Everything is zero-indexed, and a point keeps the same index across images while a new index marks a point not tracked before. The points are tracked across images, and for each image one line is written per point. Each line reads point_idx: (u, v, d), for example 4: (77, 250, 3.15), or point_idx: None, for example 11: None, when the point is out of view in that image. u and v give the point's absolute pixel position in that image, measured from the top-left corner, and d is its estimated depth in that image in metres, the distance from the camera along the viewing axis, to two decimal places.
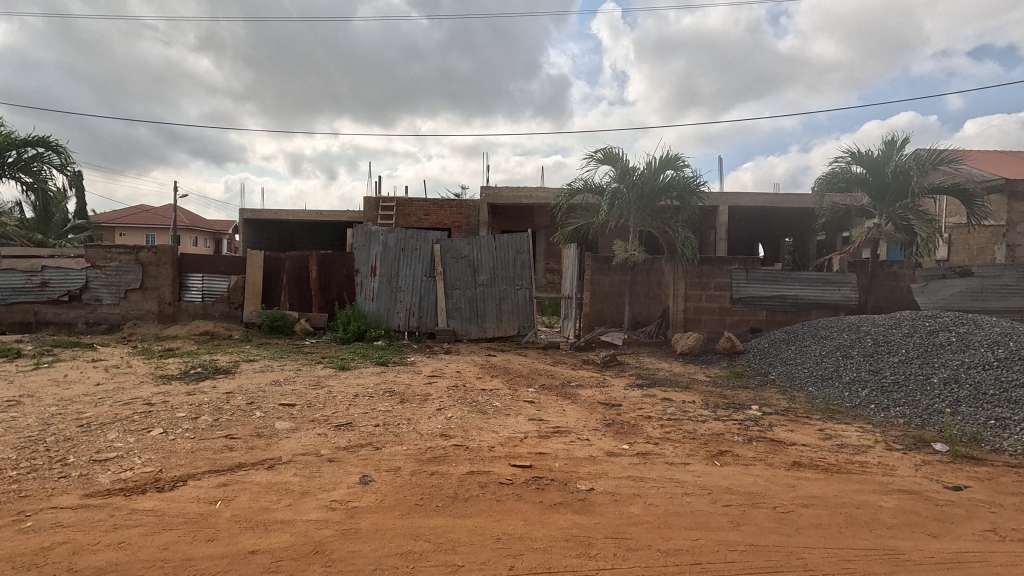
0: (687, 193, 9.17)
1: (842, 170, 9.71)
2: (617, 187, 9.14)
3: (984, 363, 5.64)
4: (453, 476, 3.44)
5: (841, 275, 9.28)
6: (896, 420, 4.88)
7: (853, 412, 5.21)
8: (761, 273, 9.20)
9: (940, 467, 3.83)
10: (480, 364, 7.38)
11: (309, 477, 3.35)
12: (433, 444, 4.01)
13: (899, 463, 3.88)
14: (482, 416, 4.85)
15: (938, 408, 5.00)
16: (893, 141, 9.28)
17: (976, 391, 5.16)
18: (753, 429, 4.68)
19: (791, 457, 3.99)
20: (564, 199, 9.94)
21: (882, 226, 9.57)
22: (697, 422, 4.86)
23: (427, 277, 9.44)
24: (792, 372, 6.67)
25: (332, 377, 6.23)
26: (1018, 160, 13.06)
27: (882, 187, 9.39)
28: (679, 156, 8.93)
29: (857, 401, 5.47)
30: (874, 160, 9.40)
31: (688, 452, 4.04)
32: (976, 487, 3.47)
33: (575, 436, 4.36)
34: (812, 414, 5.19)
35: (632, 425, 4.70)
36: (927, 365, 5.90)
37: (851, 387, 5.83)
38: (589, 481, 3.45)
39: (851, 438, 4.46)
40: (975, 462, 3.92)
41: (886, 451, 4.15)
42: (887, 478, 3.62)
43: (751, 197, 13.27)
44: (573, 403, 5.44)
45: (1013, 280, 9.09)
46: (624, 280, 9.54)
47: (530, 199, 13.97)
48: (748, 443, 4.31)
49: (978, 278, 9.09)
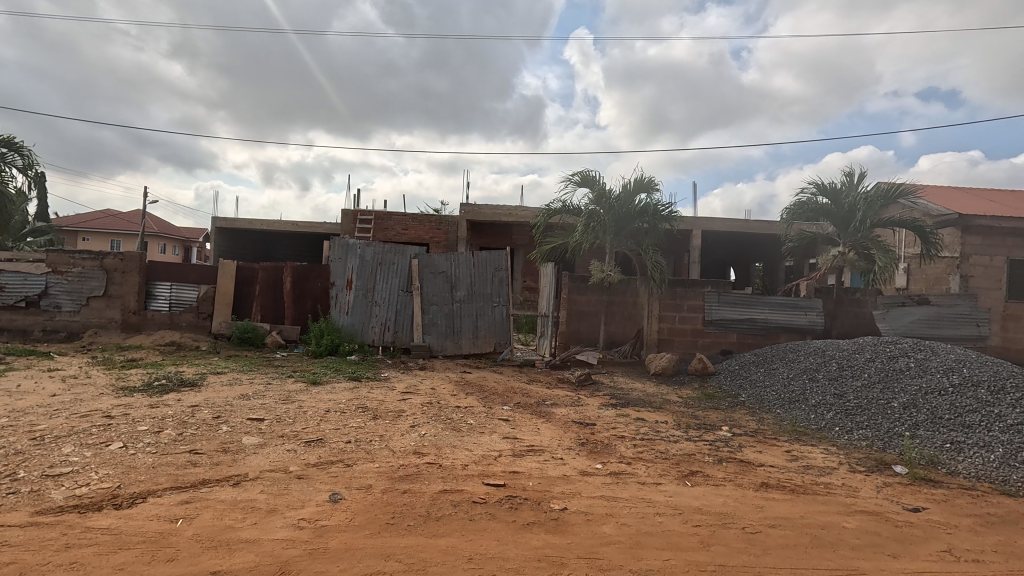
0: (660, 218, 9.37)
1: (808, 200, 10.10)
2: (594, 209, 9.32)
3: (941, 389, 5.88)
4: (426, 494, 3.39)
5: (809, 300, 9.59)
6: (859, 442, 5.04)
7: (818, 435, 5.35)
8: (732, 297, 9.44)
9: (900, 489, 3.96)
10: (455, 381, 7.32)
11: (277, 494, 3.26)
12: (406, 462, 3.95)
13: (861, 485, 4.00)
14: (456, 433, 4.80)
15: (898, 431, 5.19)
16: (854, 175, 9.74)
17: (933, 415, 5.38)
18: (723, 449, 4.77)
19: (760, 478, 4.07)
20: (542, 219, 10.05)
21: (846, 254, 9.90)
22: (669, 442, 4.92)
23: (404, 291, 9.39)
24: (760, 395, 6.80)
25: (302, 392, 6.08)
26: (968, 196, 13.77)
27: (845, 218, 9.80)
28: (651, 179, 9.16)
29: (822, 424, 5.62)
30: (837, 193, 9.84)
31: (660, 472, 4.09)
32: (933, 509, 3.60)
33: (548, 455, 4.36)
34: (780, 436, 5.31)
35: (605, 445, 4.74)
36: (888, 390, 6.11)
37: (817, 410, 5.99)
38: (561, 500, 3.45)
39: (816, 459, 4.59)
40: (932, 484, 4.07)
41: (849, 472, 4.28)
42: (851, 499, 3.72)
43: (725, 222, 13.62)
44: (548, 422, 5.44)
45: (966, 309, 9.58)
46: (600, 300, 9.63)
47: (509, 217, 14.12)
48: (719, 463, 4.38)
49: (935, 307, 9.56)
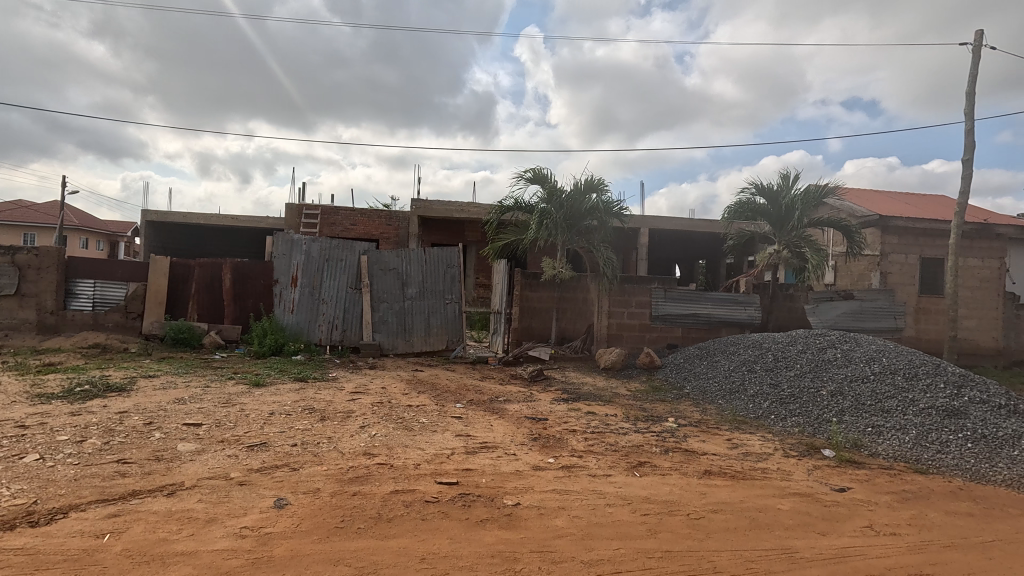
0: (609, 216, 9.58)
1: (747, 200, 10.62)
2: (546, 207, 9.42)
3: (863, 377, 6.36)
4: (377, 496, 3.32)
5: (748, 296, 10.11)
6: (792, 429, 5.37)
7: (756, 423, 5.66)
8: (678, 293, 9.78)
9: (828, 471, 4.25)
10: (407, 379, 7.20)
11: (217, 503, 3.10)
12: (356, 463, 3.85)
13: (794, 469, 4.26)
14: (408, 433, 4.73)
15: (826, 417, 5.57)
16: (789, 177, 10.32)
17: (857, 401, 5.81)
18: (669, 440, 4.95)
19: (704, 466, 4.26)
20: (494, 216, 10.05)
21: (781, 252, 10.49)
22: (618, 434, 5.05)
23: (352, 289, 9.13)
24: (703, 386, 7.11)
25: (244, 395, 5.80)
26: (887, 199, 14.91)
27: (781, 218, 10.37)
28: (601, 179, 9.34)
29: (759, 412, 5.94)
30: (773, 194, 10.39)
31: (610, 464, 4.19)
32: (857, 488, 3.89)
33: (501, 452, 4.37)
34: (721, 425, 5.57)
35: (557, 439, 4.81)
36: (817, 379, 6.54)
37: (755, 399, 6.33)
38: (514, 496, 3.47)
39: (754, 446, 4.85)
40: (855, 465, 4.40)
41: (783, 457, 4.55)
42: (785, 482, 3.96)
43: (671, 221, 14.11)
44: (501, 418, 5.45)
45: (885, 303, 10.41)
46: (551, 297, 9.79)
47: (461, 213, 14.02)
48: (666, 453, 4.54)
49: (858, 301, 10.33)
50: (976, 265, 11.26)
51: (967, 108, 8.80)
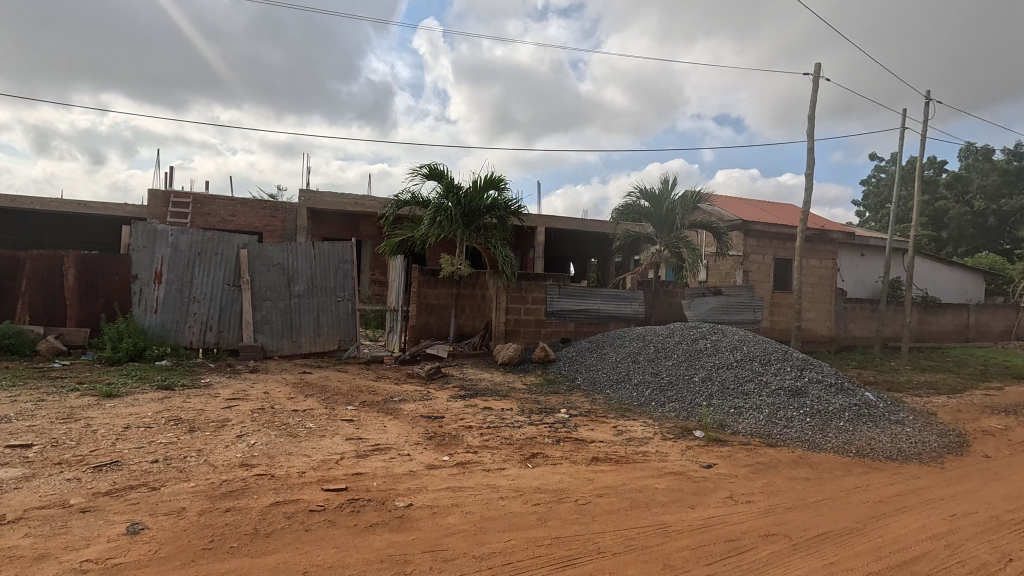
0: (507, 214, 9.68)
1: (633, 203, 11.39)
2: (444, 202, 9.32)
3: (728, 364, 7.14)
4: (254, 509, 3.07)
5: (634, 292, 10.86)
6: (670, 413, 5.88)
7: (639, 409, 6.11)
8: (571, 289, 10.22)
9: (698, 450, 4.71)
10: (293, 383, 6.74)
11: (51, 536, 2.65)
12: (230, 477, 3.52)
13: (670, 450, 4.66)
14: (293, 439, 4.43)
15: (698, 401, 6.17)
16: (668, 183, 11.23)
17: (723, 386, 6.51)
18: (560, 430, 5.16)
19: (591, 453, 4.50)
20: (390, 210, 9.73)
21: (662, 251, 11.40)
22: (513, 428, 5.16)
23: (230, 286, 8.33)
24: (594, 378, 7.51)
25: (91, 408, 5.04)
26: (748, 206, 16.84)
27: (661, 220, 11.26)
28: (501, 178, 9.46)
29: (642, 399, 6.42)
30: (655, 198, 11.25)
31: (504, 457, 4.27)
32: (720, 463, 4.35)
33: (395, 453, 4.26)
34: (608, 413, 5.93)
35: (453, 436, 4.79)
36: (691, 367, 7.23)
37: (638, 388, 6.82)
38: (407, 497, 3.39)
39: (636, 431, 5.23)
40: (721, 443, 4.92)
41: (661, 440, 4.96)
42: (662, 463, 4.31)
43: (565, 221, 14.69)
44: (395, 418, 5.31)
45: (746, 298, 11.78)
46: (450, 294, 9.74)
47: (355, 207, 13.42)
48: (557, 444, 4.72)
49: (725, 296, 11.58)
50: (815, 265, 13.13)
51: (810, 129, 10.14)
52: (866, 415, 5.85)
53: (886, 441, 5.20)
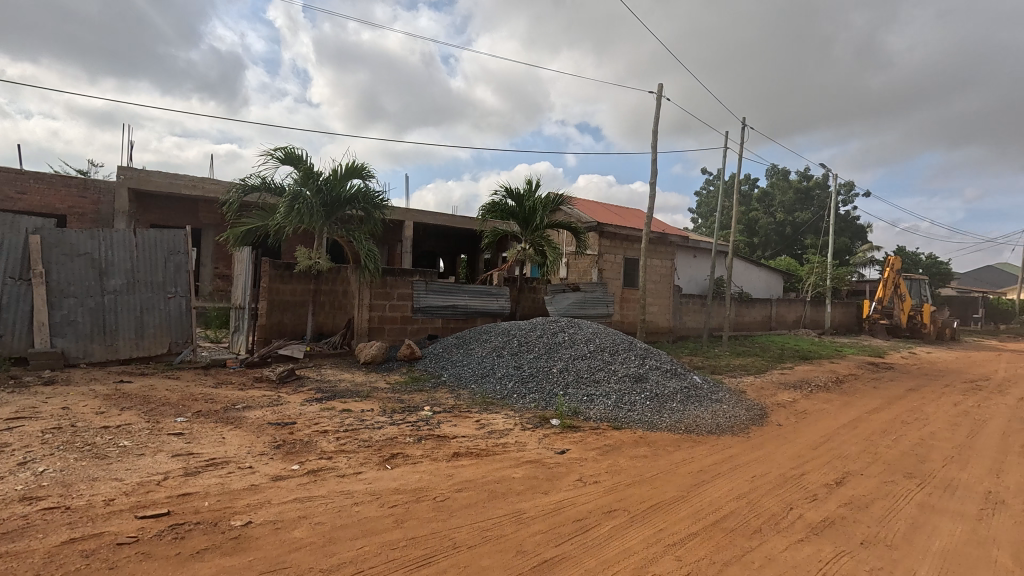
0: (372, 205, 9.23)
1: (499, 201, 11.67)
2: (300, 190, 8.63)
3: (583, 355, 7.69)
4: (38, 552, 2.52)
5: (500, 288, 11.15)
6: (530, 404, 6.15)
7: (502, 402, 6.28)
8: (438, 285, 10.14)
9: (553, 437, 4.99)
10: (106, 394, 5.71)
11: None
12: (3, 515, 2.85)
13: (528, 439, 4.87)
14: (101, 462, 3.74)
15: (556, 391, 6.54)
16: (532, 184, 11.71)
17: (578, 375, 6.99)
18: (423, 428, 5.10)
19: (453, 449, 4.51)
20: (236, 195, 8.74)
21: (526, 249, 11.87)
22: (373, 429, 4.96)
23: (15, 280, 6.79)
24: (459, 373, 7.54)
25: None
26: (604, 209, 18.30)
27: (526, 219, 11.71)
28: (364, 166, 9.01)
29: (505, 392, 6.62)
30: (521, 198, 11.66)
31: (361, 461, 4.08)
32: (573, 449, 4.66)
33: (234, 467, 3.82)
34: (472, 408, 6.01)
35: (305, 443, 4.45)
36: (550, 359, 7.64)
37: (501, 381, 7.01)
38: (245, 514, 3.06)
39: (498, 424, 5.37)
40: (574, 429, 5.28)
41: (521, 430, 5.16)
42: (520, 453, 4.48)
43: (433, 216, 14.51)
44: (237, 428, 4.77)
45: (601, 294, 12.79)
46: (306, 289, 9.23)
47: (192, 191, 11.82)
48: (418, 442, 4.65)
49: (583, 293, 12.45)
50: (658, 265, 14.73)
51: (653, 142, 11.30)
52: (694, 395, 6.73)
53: (708, 417, 6.03)
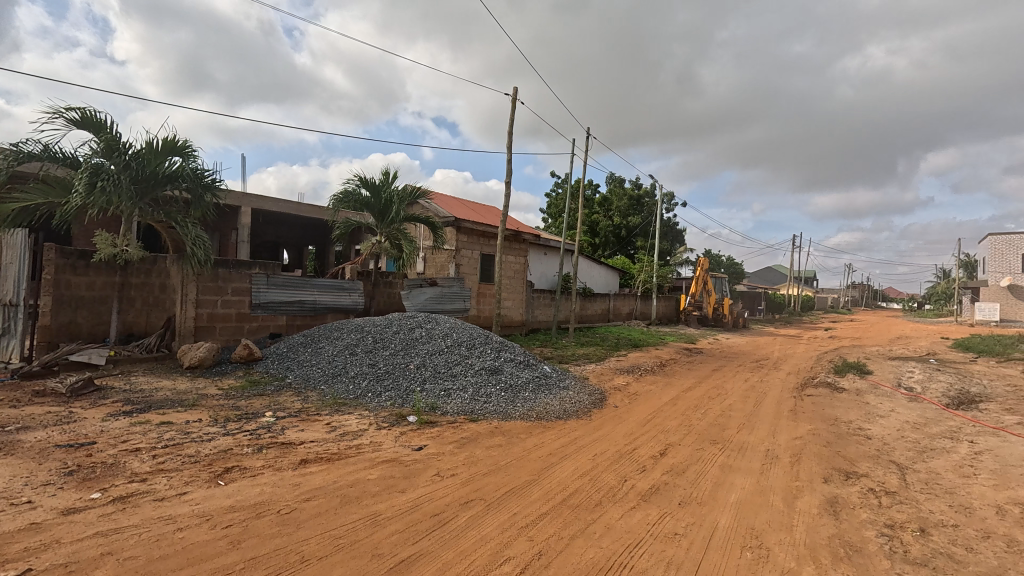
0: (199, 187, 8.03)
1: (352, 190, 11.07)
2: (101, 163, 7.18)
3: (440, 350, 7.69)
4: None
5: (353, 282, 10.61)
6: (385, 403, 5.97)
7: (355, 402, 5.99)
8: (281, 279, 9.27)
9: (410, 434, 4.91)
10: None
11: None
12: None
13: (384, 439, 4.72)
14: None
15: (412, 388, 6.44)
16: (389, 174, 11.31)
17: (435, 371, 6.98)
18: (264, 436, 4.62)
19: (299, 456, 4.17)
20: (5, 164, 6.96)
21: (382, 242, 11.45)
22: (201, 442, 4.35)
23: None
24: (306, 374, 6.99)
25: None
26: (461, 205, 18.48)
27: (382, 211, 11.28)
28: (187, 142, 7.81)
29: (358, 392, 6.31)
30: (376, 188, 11.20)
31: (187, 479, 3.56)
32: (430, 444, 4.64)
33: (3, 505, 3.04)
34: (321, 411, 5.62)
35: (109, 465, 3.73)
36: (407, 355, 7.48)
37: (354, 380, 6.67)
38: (22, 562, 2.46)
39: (350, 425, 5.11)
40: (431, 425, 5.26)
41: (376, 430, 4.97)
42: (375, 453, 4.33)
43: (275, 203, 13.20)
44: (7, 456, 3.80)
45: (458, 289, 12.91)
46: (110, 283, 7.73)
47: None
48: (258, 452, 4.20)
49: (440, 287, 12.44)
50: (512, 261, 15.34)
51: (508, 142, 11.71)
52: (544, 384, 7.18)
53: (556, 403, 6.50)
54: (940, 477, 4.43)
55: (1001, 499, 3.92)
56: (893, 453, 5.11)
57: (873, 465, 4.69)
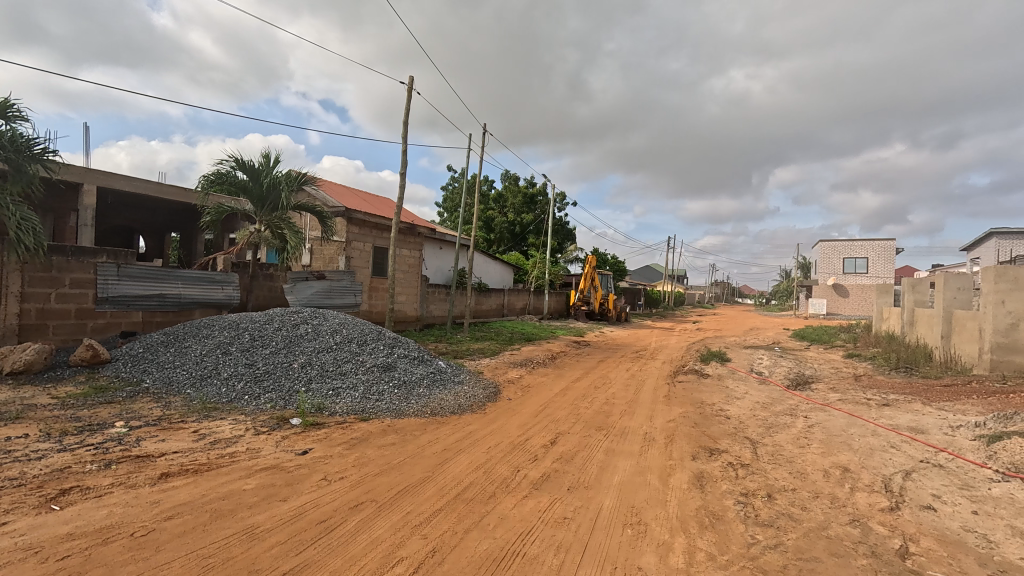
0: (25, 158, 6.69)
1: (227, 173, 10.02)
2: None
3: (328, 347, 7.27)
4: None
5: (225, 274, 9.65)
6: (264, 406, 5.50)
7: (228, 407, 5.44)
8: (136, 270, 8.12)
9: (294, 438, 4.58)
10: None
11: None
12: None
13: (263, 445, 4.35)
14: None
15: (296, 388, 6.01)
16: (270, 158, 10.39)
17: (322, 369, 6.58)
18: (114, 450, 4.01)
19: (159, 469, 3.68)
20: None
21: (262, 231, 10.50)
22: (27, 462, 3.65)
23: None
24: (167, 377, 6.19)
25: None
26: (353, 195, 17.62)
27: (262, 197, 10.36)
28: (10, 104, 6.53)
29: (232, 395, 5.73)
30: (255, 172, 10.24)
31: (7, 508, 2.96)
32: (316, 447, 4.37)
33: None
34: (187, 417, 5.02)
35: None
36: (290, 353, 6.96)
37: (228, 382, 6.04)
38: None
39: (223, 432, 4.63)
40: (317, 427, 4.96)
41: (253, 436, 4.56)
42: (253, 461, 3.96)
43: (130, 182, 11.52)
44: None
45: (348, 282, 12.31)
46: None
47: None
48: (106, 469, 3.64)
49: (328, 281, 11.75)
50: (407, 255, 14.96)
51: (403, 132, 11.37)
52: (438, 379, 7.12)
53: (451, 398, 6.47)
54: (782, 449, 5.14)
55: (827, 464, 4.66)
56: (747, 430, 5.83)
57: (732, 442, 5.32)
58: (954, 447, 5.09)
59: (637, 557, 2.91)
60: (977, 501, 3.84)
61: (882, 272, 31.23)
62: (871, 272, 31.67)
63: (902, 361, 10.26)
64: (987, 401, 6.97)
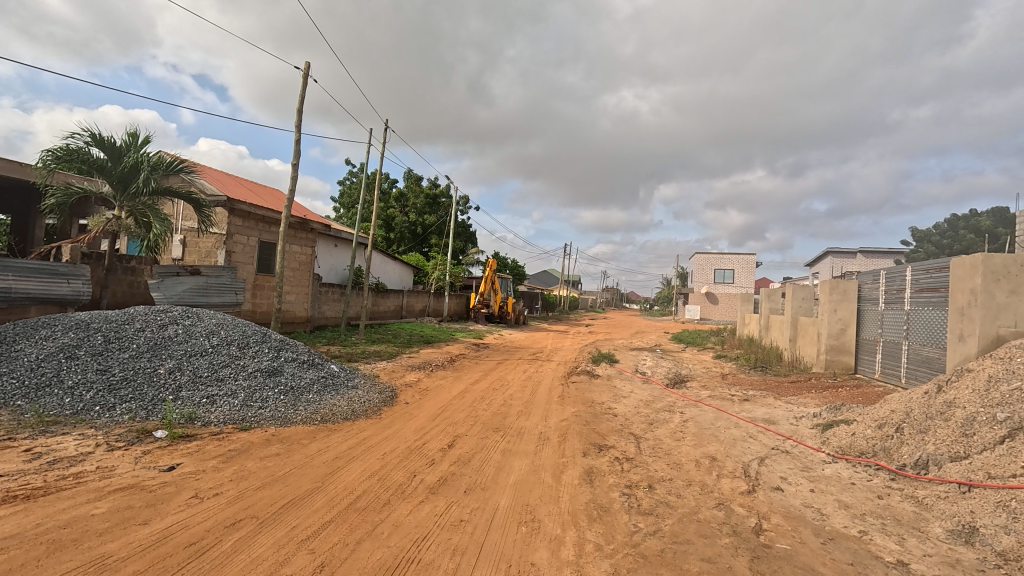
0: None
1: (79, 149, 8.66)
2: None
3: (201, 351, 6.55)
4: None
5: (72, 267, 8.35)
6: (120, 418, 4.82)
7: (73, 420, 4.69)
8: None
9: (157, 453, 4.07)
10: None
11: None
12: None
13: (118, 462, 3.81)
14: None
15: (161, 397, 5.35)
16: (137, 138, 9.17)
17: (194, 375, 5.93)
18: None
19: None
20: None
21: (122, 218, 9.22)
22: None
23: None
24: None
25: None
26: (236, 184, 16.13)
27: (123, 180, 9.10)
28: None
29: (79, 405, 4.95)
30: (116, 151, 8.98)
31: None
32: (186, 462, 3.93)
33: None
34: (16, 434, 4.23)
35: None
36: (155, 357, 6.17)
37: (73, 392, 5.20)
38: None
39: (67, 449, 3.98)
40: (187, 439, 4.46)
41: (106, 452, 3.98)
42: (105, 481, 3.46)
43: None
44: None
45: (228, 279, 11.23)
46: None
47: None
48: None
49: (203, 277, 10.61)
50: (297, 251, 14.00)
51: (297, 121, 10.63)
52: (329, 384, 6.75)
53: (343, 404, 6.17)
54: (661, 442, 5.61)
55: (698, 455, 5.17)
56: (632, 426, 6.27)
57: (618, 438, 5.69)
58: (797, 436, 5.91)
59: (530, 553, 3.00)
60: (814, 480, 4.50)
61: (745, 283, 35.38)
62: (736, 284, 35.75)
63: (760, 361, 11.72)
64: (822, 395, 8.21)
